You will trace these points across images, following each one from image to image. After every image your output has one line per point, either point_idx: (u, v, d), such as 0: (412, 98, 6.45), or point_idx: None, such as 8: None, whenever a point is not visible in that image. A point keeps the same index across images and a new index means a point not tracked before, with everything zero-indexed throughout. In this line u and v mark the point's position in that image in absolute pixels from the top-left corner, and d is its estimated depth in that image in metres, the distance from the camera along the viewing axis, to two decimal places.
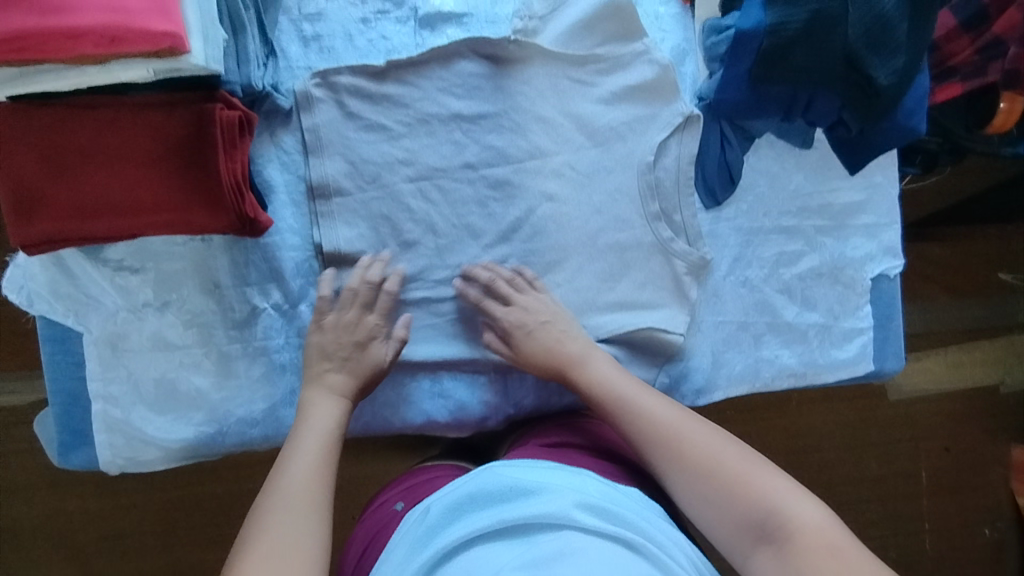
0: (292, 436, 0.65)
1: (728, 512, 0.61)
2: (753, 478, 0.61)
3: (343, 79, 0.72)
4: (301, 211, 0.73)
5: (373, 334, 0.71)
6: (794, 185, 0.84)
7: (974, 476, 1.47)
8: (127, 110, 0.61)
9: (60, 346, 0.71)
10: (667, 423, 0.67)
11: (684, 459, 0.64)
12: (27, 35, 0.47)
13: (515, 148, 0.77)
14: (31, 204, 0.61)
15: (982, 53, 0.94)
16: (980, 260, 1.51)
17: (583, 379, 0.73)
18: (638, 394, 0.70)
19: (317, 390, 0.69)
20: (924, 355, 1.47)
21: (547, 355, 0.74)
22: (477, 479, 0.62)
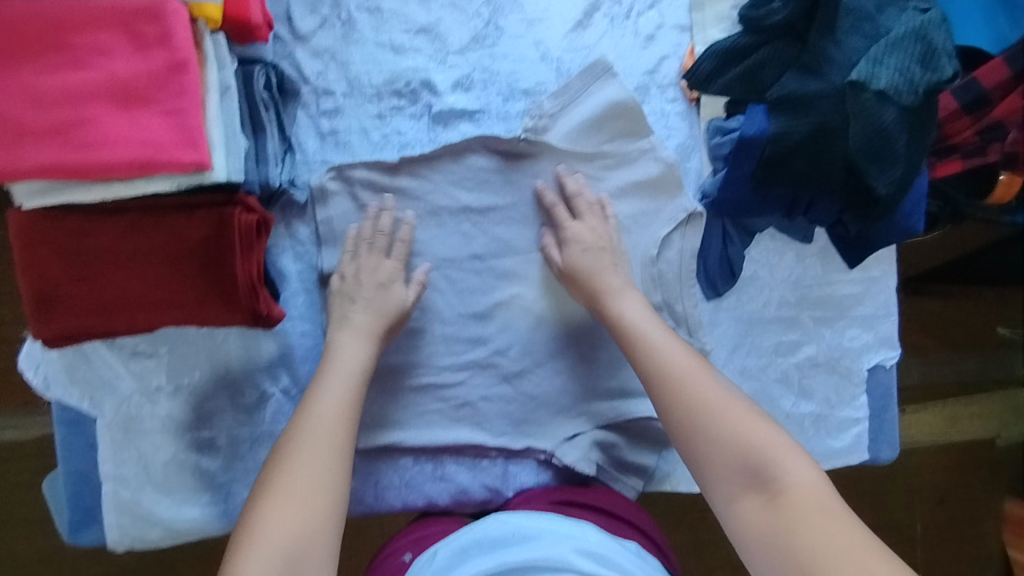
0: (321, 374, 0.68)
1: (726, 456, 0.62)
2: (756, 430, 0.63)
3: (356, 174, 0.74)
4: (312, 299, 0.75)
5: (393, 277, 0.72)
6: (794, 276, 0.86)
7: (966, 528, 1.48)
8: (150, 215, 0.63)
9: (73, 427, 0.72)
10: (683, 366, 0.68)
11: (692, 402, 0.66)
12: (63, 167, 0.49)
13: (523, 239, 0.79)
14: (52, 302, 0.62)
15: (982, 134, 0.97)
16: (975, 316, 1.53)
17: (605, 312, 0.74)
18: (655, 333, 0.71)
19: (344, 333, 0.70)
20: (923, 408, 1.47)
21: (597, 266, 0.75)
22: (481, 527, 0.66)
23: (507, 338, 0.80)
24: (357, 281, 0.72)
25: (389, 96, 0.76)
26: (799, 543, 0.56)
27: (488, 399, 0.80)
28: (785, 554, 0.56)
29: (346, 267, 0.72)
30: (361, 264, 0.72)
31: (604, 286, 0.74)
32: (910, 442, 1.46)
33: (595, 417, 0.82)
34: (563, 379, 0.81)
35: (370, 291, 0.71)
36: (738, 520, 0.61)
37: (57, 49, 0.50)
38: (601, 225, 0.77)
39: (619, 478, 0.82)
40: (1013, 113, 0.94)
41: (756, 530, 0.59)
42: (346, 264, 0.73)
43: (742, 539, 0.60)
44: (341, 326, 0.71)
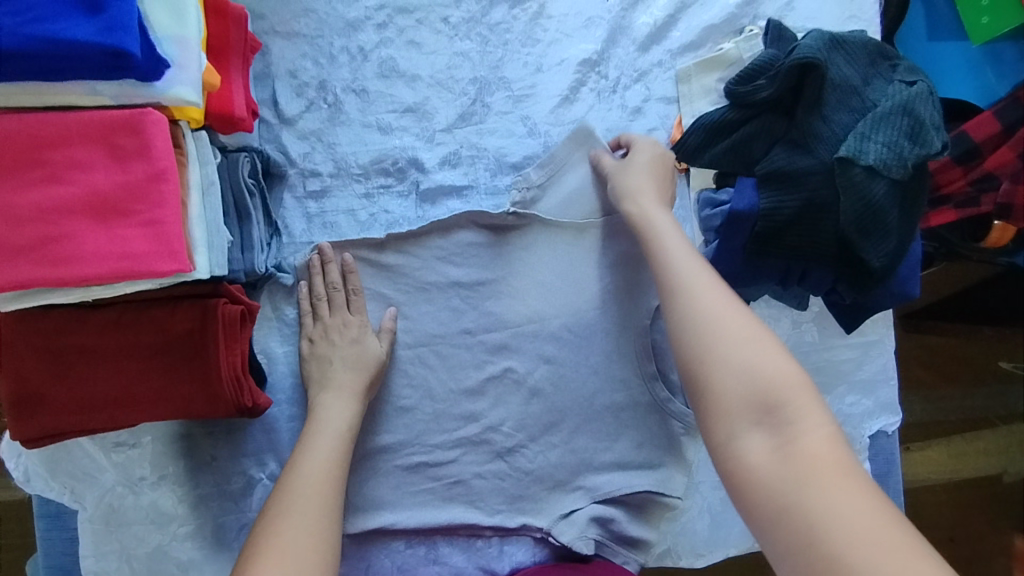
0: (306, 437, 0.66)
1: (737, 386, 0.54)
2: (774, 362, 0.55)
3: (343, 255, 0.72)
4: (299, 382, 0.74)
5: (362, 332, 0.72)
6: (791, 342, 0.84)
7: (977, 567, 1.45)
8: (132, 309, 0.62)
9: (55, 521, 0.70)
10: (700, 282, 0.62)
11: (708, 328, 0.58)
12: (37, 283, 0.48)
13: (513, 313, 0.77)
14: (30, 403, 0.61)
15: (975, 184, 0.94)
16: (978, 352, 1.51)
17: (641, 215, 0.70)
18: (679, 250, 0.66)
19: (329, 393, 0.69)
20: (928, 444, 1.43)
21: (659, 175, 0.74)
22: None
23: (500, 413, 0.77)
24: (330, 341, 0.71)
25: (376, 175, 0.76)
26: (809, 494, 0.47)
27: (482, 477, 0.77)
28: (790, 503, 0.48)
29: (313, 330, 0.72)
30: (328, 325, 0.71)
31: (662, 192, 0.73)
32: (911, 480, 1.43)
33: (591, 492, 0.78)
34: (558, 453, 0.78)
35: (351, 355, 0.70)
36: (738, 459, 0.52)
37: (32, 164, 0.49)
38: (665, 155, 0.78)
39: (622, 554, 0.77)
40: (1006, 166, 0.91)
41: (758, 472, 0.51)
42: (313, 326, 0.72)
43: (739, 478, 0.52)
44: (323, 386, 0.69)
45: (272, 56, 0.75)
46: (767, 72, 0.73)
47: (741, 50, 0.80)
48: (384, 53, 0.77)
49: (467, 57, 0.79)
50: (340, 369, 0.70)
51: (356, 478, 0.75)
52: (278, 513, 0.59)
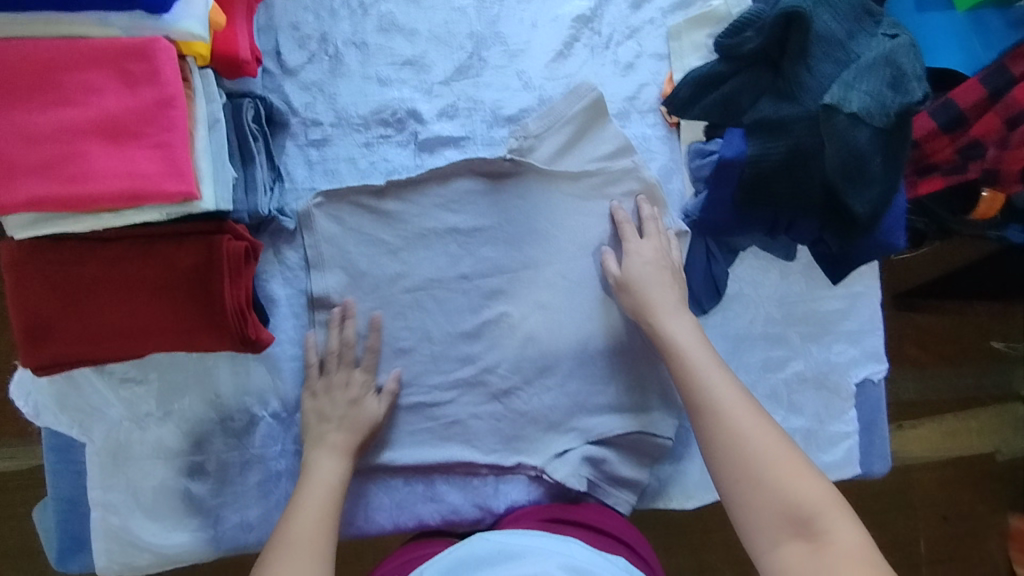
0: (298, 493, 0.68)
1: (774, 504, 0.61)
2: (806, 477, 0.61)
3: (345, 302, 0.75)
4: (301, 322, 0.76)
5: (362, 391, 0.74)
6: (779, 293, 0.87)
7: (972, 545, 1.47)
8: (140, 243, 0.64)
9: (63, 454, 0.73)
10: (730, 399, 0.67)
11: (745, 443, 0.64)
12: (54, 199, 0.51)
13: (509, 259, 0.80)
14: (42, 332, 0.63)
15: (963, 153, 0.97)
16: (971, 330, 1.53)
17: (656, 331, 0.74)
18: (712, 368, 0.70)
19: (321, 450, 0.71)
20: (919, 423, 1.48)
21: (658, 274, 0.77)
22: (467, 547, 0.66)
23: (496, 356, 0.80)
24: (330, 399, 0.73)
25: (376, 125, 0.78)
26: None
27: (478, 417, 0.80)
28: None
29: (316, 384, 0.74)
30: (333, 379, 0.74)
31: (668, 292, 0.76)
32: (906, 460, 1.46)
33: (583, 434, 0.81)
34: (552, 396, 0.81)
35: (345, 411, 0.73)
36: (780, 567, 0.59)
37: (46, 87, 0.52)
38: (664, 242, 0.79)
39: (613, 494, 0.81)
40: (992, 133, 0.94)
41: None
42: (316, 380, 0.74)
43: None
44: (316, 444, 0.72)
45: (275, 9, 0.77)
46: (753, 25, 0.75)
47: (730, 6, 0.83)
48: (383, 8, 0.80)
49: (464, 13, 0.81)
50: (334, 429, 0.72)
51: None
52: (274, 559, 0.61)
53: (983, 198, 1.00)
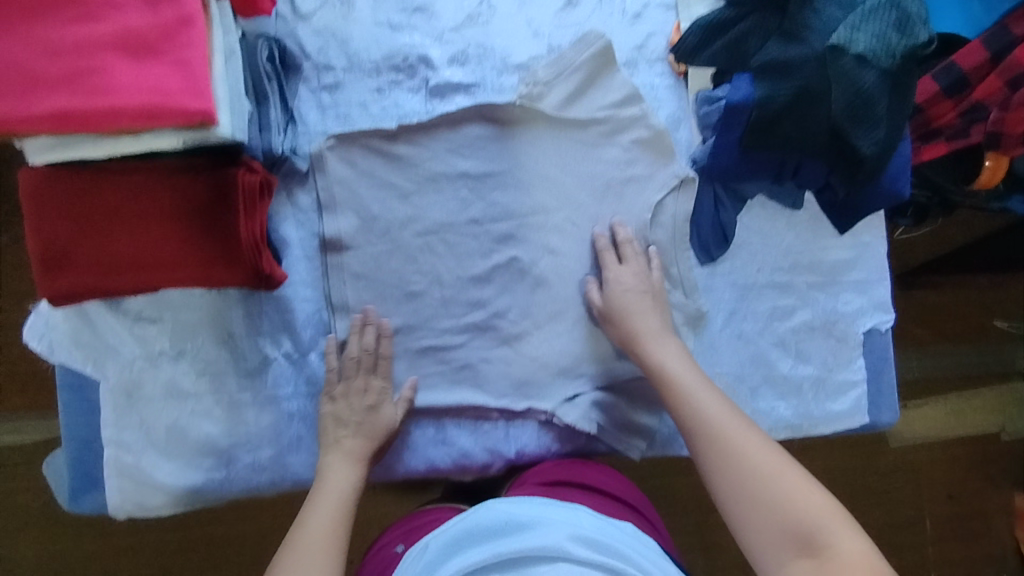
0: (311, 498, 0.69)
1: (776, 522, 0.61)
2: (806, 492, 0.62)
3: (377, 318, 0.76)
4: (314, 264, 0.77)
5: (381, 398, 0.75)
6: (786, 243, 0.87)
7: (976, 524, 1.47)
8: (154, 174, 0.64)
9: (77, 392, 0.73)
10: (724, 421, 0.68)
11: (742, 462, 0.65)
12: (75, 113, 0.52)
13: (518, 204, 0.80)
14: (60, 261, 0.64)
15: (965, 116, 0.95)
16: (975, 307, 1.52)
17: (647, 357, 0.76)
18: (703, 393, 0.72)
19: (335, 456, 0.72)
20: (924, 402, 1.48)
21: (639, 302, 0.78)
22: (471, 517, 0.67)
23: (506, 301, 0.80)
24: (348, 405, 0.74)
25: (387, 71, 0.79)
26: None
27: (489, 361, 0.80)
28: None
29: (334, 388, 0.75)
30: (351, 384, 0.75)
31: (651, 318, 0.78)
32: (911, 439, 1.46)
33: (594, 379, 0.82)
34: (562, 341, 0.81)
35: (364, 417, 0.74)
36: None
37: (74, 5, 0.54)
38: (642, 266, 0.80)
39: (623, 441, 0.81)
40: (994, 95, 0.91)
41: None
42: (335, 385, 0.75)
43: None
44: (332, 450, 0.73)
45: None
46: None
47: None
48: None
49: None
50: (353, 437, 0.73)
51: None
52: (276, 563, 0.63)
53: (985, 167, 0.96)
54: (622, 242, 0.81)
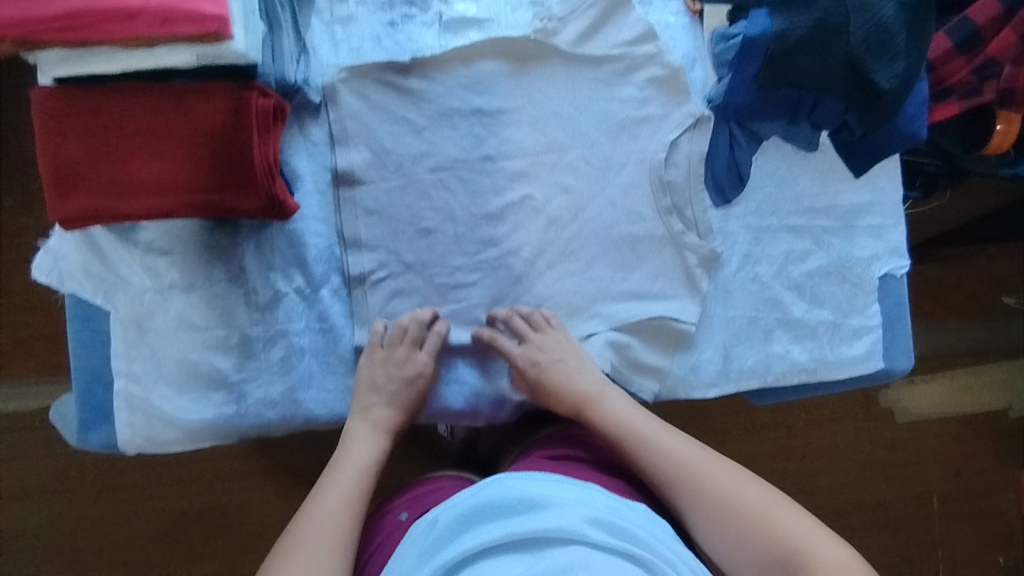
0: (332, 467, 0.71)
1: (754, 554, 0.63)
2: (780, 516, 0.63)
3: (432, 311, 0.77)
4: (327, 199, 0.77)
5: (421, 371, 0.75)
6: (800, 187, 0.87)
7: (984, 502, 1.45)
8: (168, 95, 0.64)
9: (87, 323, 0.73)
10: (684, 463, 0.69)
11: (710, 499, 0.66)
12: (87, 13, 0.53)
13: (532, 142, 0.80)
14: (72, 180, 0.64)
15: (978, 73, 0.93)
16: (981, 282, 1.50)
17: (593, 417, 0.75)
18: (665, 437, 0.71)
19: (362, 421, 0.74)
20: (930, 377, 1.46)
21: (566, 375, 0.76)
22: (485, 491, 0.64)
23: (519, 239, 0.79)
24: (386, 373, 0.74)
25: (401, 6, 0.79)
26: None
27: (502, 300, 0.79)
28: None
29: (378, 351, 0.75)
30: (394, 352, 0.74)
31: (584, 378, 0.76)
32: (914, 415, 1.44)
33: (608, 320, 0.81)
34: (576, 281, 0.81)
35: (399, 387, 0.74)
36: None
37: None
38: (558, 335, 0.78)
39: (636, 381, 0.82)
40: (1009, 48, 0.90)
41: None
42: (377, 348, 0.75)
43: None
44: (360, 414, 0.74)
45: None
46: None
47: None
48: None
49: None
50: (385, 406, 0.75)
51: (381, 296, 0.77)
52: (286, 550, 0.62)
53: (996, 130, 0.94)
54: (499, 322, 0.78)
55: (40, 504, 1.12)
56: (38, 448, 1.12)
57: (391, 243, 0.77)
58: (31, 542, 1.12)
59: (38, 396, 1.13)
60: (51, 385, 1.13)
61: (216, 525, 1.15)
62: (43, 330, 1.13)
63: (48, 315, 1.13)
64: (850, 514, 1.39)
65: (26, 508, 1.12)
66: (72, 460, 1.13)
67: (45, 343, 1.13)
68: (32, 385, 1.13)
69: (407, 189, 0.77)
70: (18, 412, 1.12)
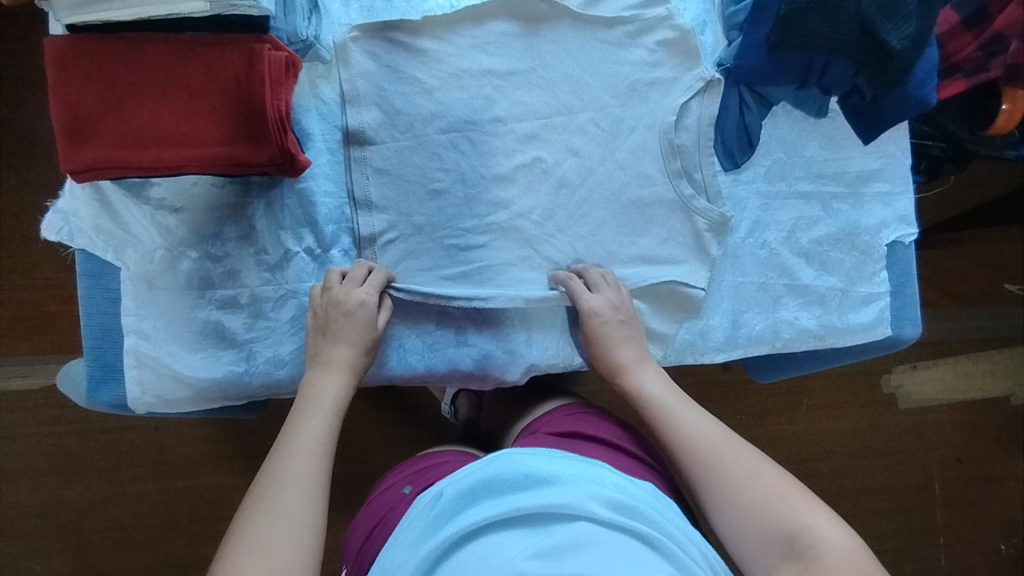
0: (296, 412, 0.65)
1: (759, 530, 0.60)
2: (795, 498, 0.60)
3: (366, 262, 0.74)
4: (337, 159, 0.77)
5: (364, 301, 0.70)
6: (810, 153, 0.87)
7: (985, 488, 1.45)
8: (182, 48, 0.64)
9: (97, 280, 0.72)
10: (705, 435, 0.66)
11: (725, 472, 0.63)
12: None
13: (543, 103, 0.80)
14: (86, 133, 0.63)
15: (984, 49, 0.92)
16: (983, 269, 1.49)
17: (626, 380, 0.74)
18: (682, 409, 0.69)
19: (319, 370, 0.68)
20: (932, 363, 1.45)
21: (622, 332, 0.76)
22: (490, 466, 0.60)
23: (529, 201, 0.79)
24: (330, 317, 0.70)
25: None
26: None
27: (513, 264, 0.78)
28: None
29: (317, 302, 0.71)
30: (333, 293, 0.71)
31: (638, 345, 0.76)
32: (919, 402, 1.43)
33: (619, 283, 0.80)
34: (586, 245, 0.80)
35: (345, 324, 0.69)
36: None
37: None
38: (623, 295, 0.77)
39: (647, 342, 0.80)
40: (1014, 25, 0.90)
41: None
42: (320, 299, 0.71)
43: None
44: (314, 364, 0.69)
45: None
46: None
47: None
48: None
49: None
50: (333, 347, 0.69)
51: (391, 257, 0.77)
52: (251, 518, 0.56)
53: (1002, 109, 0.92)
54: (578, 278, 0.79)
55: (41, 479, 1.11)
56: (41, 422, 1.11)
57: (401, 204, 0.77)
58: (33, 518, 1.11)
59: (38, 372, 1.12)
60: (54, 358, 1.12)
61: (220, 501, 1.15)
62: (45, 301, 1.12)
63: (53, 288, 1.12)
64: (853, 498, 1.38)
65: (29, 485, 1.11)
66: (75, 434, 1.12)
67: (48, 314, 1.12)
68: (34, 357, 1.12)
69: (417, 151, 0.77)
70: (20, 391, 1.11)
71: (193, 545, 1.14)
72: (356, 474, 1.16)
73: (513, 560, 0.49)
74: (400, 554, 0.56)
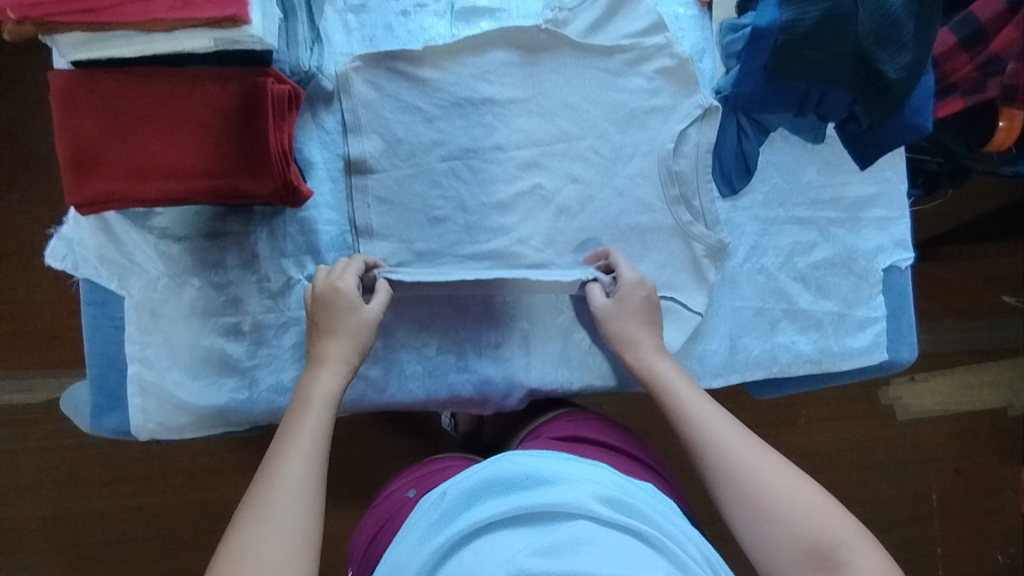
0: (292, 412, 0.65)
1: (792, 541, 0.60)
2: (829, 510, 0.61)
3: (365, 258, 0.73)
4: (340, 187, 0.78)
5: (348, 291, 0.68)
6: (806, 178, 0.88)
7: (984, 500, 1.46)
8: (185, 80, 0.64)
9: (101, 309, 0.73)
10: (734, 441, 0.66)
11: (758, 481, 0.63)
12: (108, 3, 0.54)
13: (542, 131, 0.80)
14: (89, 165, 0.64)
15: (982, 69, 0.93)
16: (981, 281, 1.50)
17: (645, 374, 0.73)
18: (710, 412, 0.69)
19: (315, 365, 0.67)
20: (929, 376, 1.45)
21: (647, 311, 0.75)
22: (494, 466, 0.60)
23: (530, 228, 0.80)
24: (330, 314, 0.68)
25: None
26: None
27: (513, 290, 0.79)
28: None
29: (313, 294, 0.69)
30: (332, 280, 0.69)
31: (654, 334, 0.75)
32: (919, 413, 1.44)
33: None
34: None
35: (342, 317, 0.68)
36: None
37: None
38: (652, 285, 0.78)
39: None
40: (1012, 45, 0.91)
41: None
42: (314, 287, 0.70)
43: None
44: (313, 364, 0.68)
45: None
46: None
47: None
48: None
49: None
50: (328, 339, 0.67)
51: None
52: (245, 524, 0.56)
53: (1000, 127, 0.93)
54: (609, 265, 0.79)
55: (44, 496, 1.12)
56: (43, 440, 1.12)
57: (403, 231, 0.77)
58: (35, 535, 1.12)
59: (40, 390, 1.12)
60: (56, 376, 1.13)
61: (221, 518, 1.15)
62: (48, 320, 1.13)
63: (56, 307, 1.13)
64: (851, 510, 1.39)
65: (32, 502, 1.12)
66: (77, 451, 1.13)
67: (51, 332, 1.13)
68: (37, 376, 1.12)
69: (418, 179, 0.78)
70: (23, 408, 1.12)
71: (195, 561, 1.15)
72: (357, 489, 1.16)
73: (514, 557, 0.50)
74: (403, 554, 0.56)
